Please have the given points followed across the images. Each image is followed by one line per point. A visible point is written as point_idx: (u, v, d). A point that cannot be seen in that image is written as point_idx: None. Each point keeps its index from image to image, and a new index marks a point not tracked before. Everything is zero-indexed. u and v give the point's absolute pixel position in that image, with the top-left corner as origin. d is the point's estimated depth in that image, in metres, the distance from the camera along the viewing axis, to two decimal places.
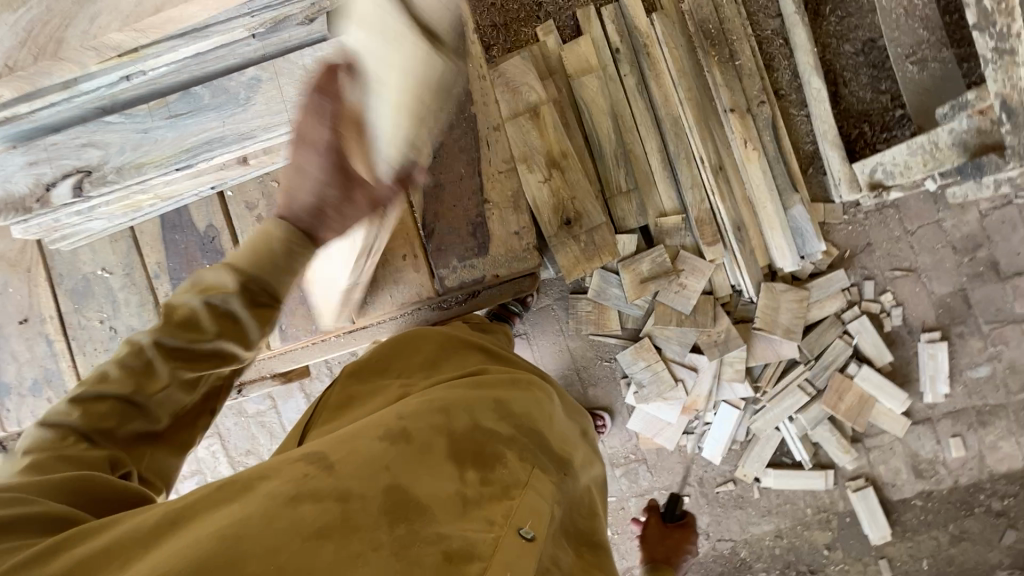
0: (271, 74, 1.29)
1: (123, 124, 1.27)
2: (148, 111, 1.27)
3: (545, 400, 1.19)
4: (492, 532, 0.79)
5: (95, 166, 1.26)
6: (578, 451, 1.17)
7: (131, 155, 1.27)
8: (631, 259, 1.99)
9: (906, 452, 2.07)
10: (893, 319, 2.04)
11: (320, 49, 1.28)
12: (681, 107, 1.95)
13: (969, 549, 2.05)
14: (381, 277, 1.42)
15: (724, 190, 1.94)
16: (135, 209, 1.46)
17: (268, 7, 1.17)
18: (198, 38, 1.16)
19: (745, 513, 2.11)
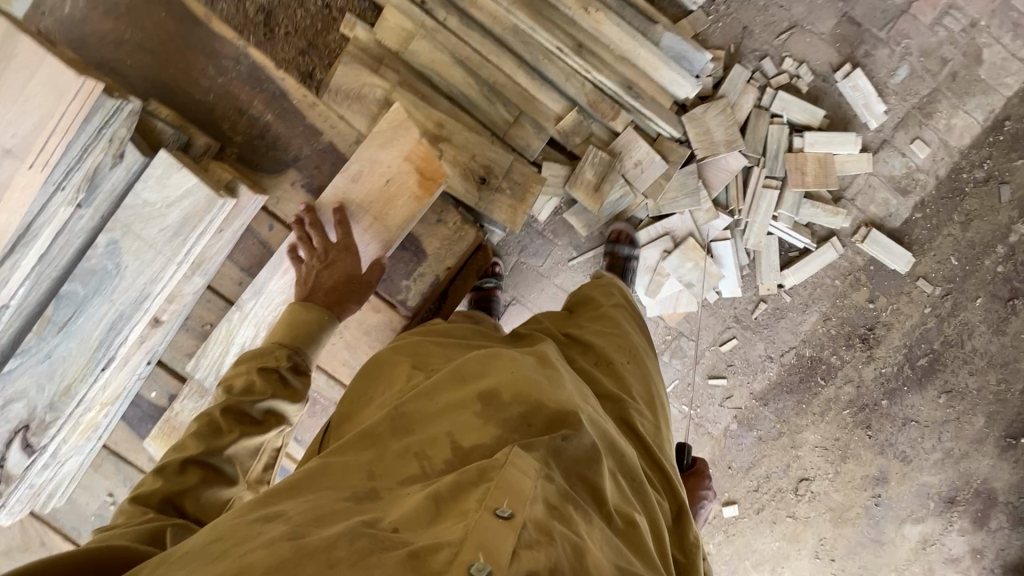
0: (120, 231, 1.30)
1: (24, 362, 1.33)
2: (39, 336, 1.32)
3: (533, 374, 1.18)
4: (465, 522, 0.83)
5: (29, 417, 1.35)
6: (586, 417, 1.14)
7: (53, 383, 1.34)
8: (574, 176, 1.97)
9: (884, 181, 2.12)
10: (805, 78, 2.06)
11: (144, 177, 1.28)
12: (511, 15, 1.90)
13: (981, 224, 2.14)
14: (353, 336, 1.54)
15: (596, 64, 1.92)
16: (95, 426, 1.47)
17: (69, 172, 1.22)
18: (32, 241, 1.25)
19: (789, 319, 2.17)
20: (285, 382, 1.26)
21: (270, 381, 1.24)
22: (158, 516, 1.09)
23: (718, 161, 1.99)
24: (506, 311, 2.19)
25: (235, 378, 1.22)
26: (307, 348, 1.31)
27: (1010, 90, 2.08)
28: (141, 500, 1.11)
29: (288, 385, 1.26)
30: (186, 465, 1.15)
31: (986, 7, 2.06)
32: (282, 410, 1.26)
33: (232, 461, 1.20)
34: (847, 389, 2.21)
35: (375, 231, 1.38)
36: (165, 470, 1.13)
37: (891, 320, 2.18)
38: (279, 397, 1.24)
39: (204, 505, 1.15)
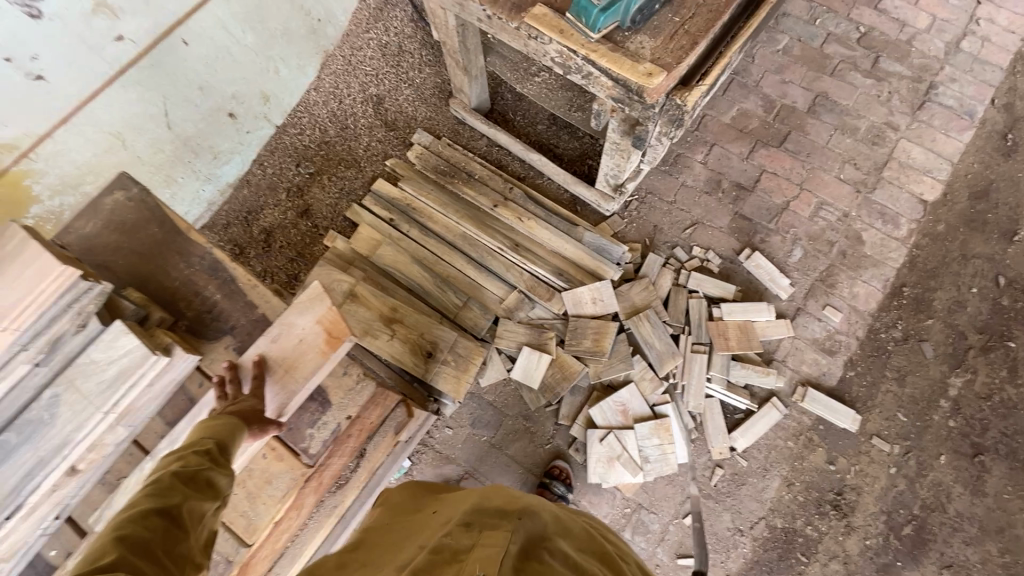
0: None
1: None
2: None
3: (483, 491, 1.25)
4: None
5: None
6: (540, 504, 1.19)
7: None
8: (511, 342, 2.22)
9: (808, 343, 2.29)
10: (713, 261, 2.40)
11: None
12: (459, 224, 2.36)
13: (916, 380, 2.22)
14: (253, 486, 1.46)
15: (531, 257, 2.30)
16: None
17: None
18: None
19: (750, 486, 2.10)
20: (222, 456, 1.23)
21: (201, 454, 1.21)
22: (115, 562, 0.95)
23: (653, 326, 2.18)
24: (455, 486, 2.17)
25: (187, 456, 1.20)
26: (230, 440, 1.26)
27: (896, 262, 2.38)
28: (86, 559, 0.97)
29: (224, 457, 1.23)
30: (146, 515, 1.05)
31: (853, 202, 2.48)
32: (221, 482, 1.20)
33: (190, 517, 1.11)
34: (834, 568, 2.00)
35: (283, 383, 1.43)
36: (121, 524, 1.03)
37: (859, 483, 2.09)
38: (219, 469, 1.21)
39: (168, 558, 1.01)
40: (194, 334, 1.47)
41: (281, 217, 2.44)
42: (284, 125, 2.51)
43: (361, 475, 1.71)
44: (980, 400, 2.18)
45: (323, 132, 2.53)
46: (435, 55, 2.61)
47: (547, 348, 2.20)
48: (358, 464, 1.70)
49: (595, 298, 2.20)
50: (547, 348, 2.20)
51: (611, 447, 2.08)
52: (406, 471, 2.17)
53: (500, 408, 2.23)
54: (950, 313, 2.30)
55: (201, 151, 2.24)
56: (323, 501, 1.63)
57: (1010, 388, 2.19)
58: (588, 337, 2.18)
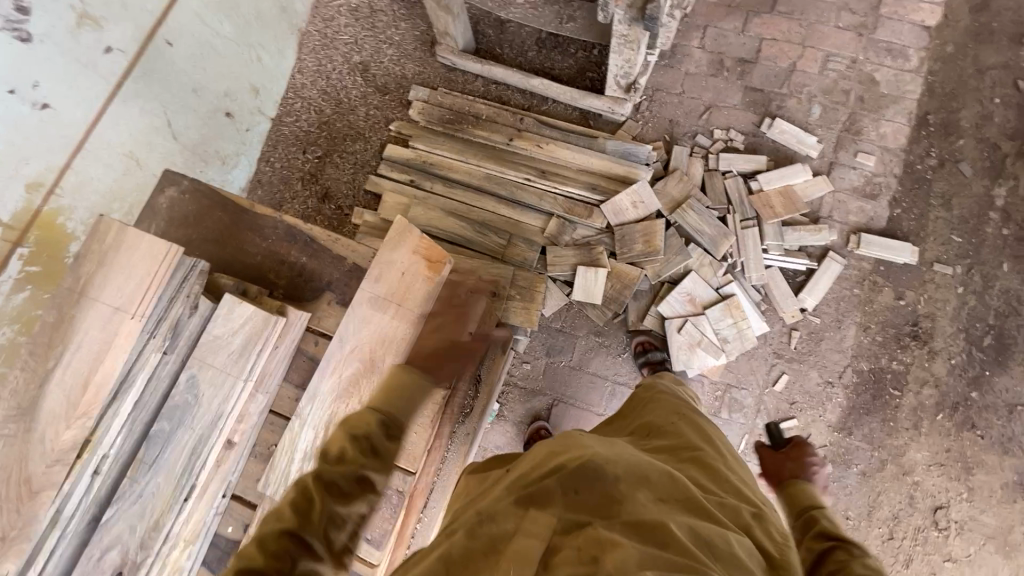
0: None
1: None
2: None
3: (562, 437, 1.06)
4: None
5: None
6: (617, 450, 0.98)
7: None
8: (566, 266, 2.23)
9: (849, 192, 2.29)
10: (737, 139, 2.39)
11: None
12: (482, 167, 2.34)
13: (962, 200, 2.24)
14: None
15: (561, 179, 2.28)
16: None
17: None
18: None
19: (830, 339, 2.14)
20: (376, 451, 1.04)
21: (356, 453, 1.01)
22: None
23: (698, 213, 2.19)
24: (548, 414, 2.22)
25: (344, 446, 1.02)
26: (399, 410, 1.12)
27: (916, 93, 2.37)
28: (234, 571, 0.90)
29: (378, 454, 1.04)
30: (281, 536, 0.92)
31: (858, 46, 2.45)
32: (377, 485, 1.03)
33: (331, 540, 0.95)
34: (927, 393, 2.07)
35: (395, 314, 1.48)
36: (284, 506, 0.96)
37: (931, 310, 2.14)
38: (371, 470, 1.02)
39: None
40: (294, 297, 1.66)
41: (303, 207, 2.45)
42: (279, 117, 2.54)
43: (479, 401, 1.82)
44: None
45: (320, 113, 2.53)
46: (406, 9, 2.54)
47: (600, 262, 2.21)
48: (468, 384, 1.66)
49: (635, 202, 2.20)
50: (601, 261, 2.21)
51: (688, 336, 2.14)
52: (498, 413, 2.24)
53: (570, 332, 2.27)
54: (978, 129, 2.31)
55: (211, 158, 2.26)
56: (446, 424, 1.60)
57: None
58: (639, 241, 2.19)
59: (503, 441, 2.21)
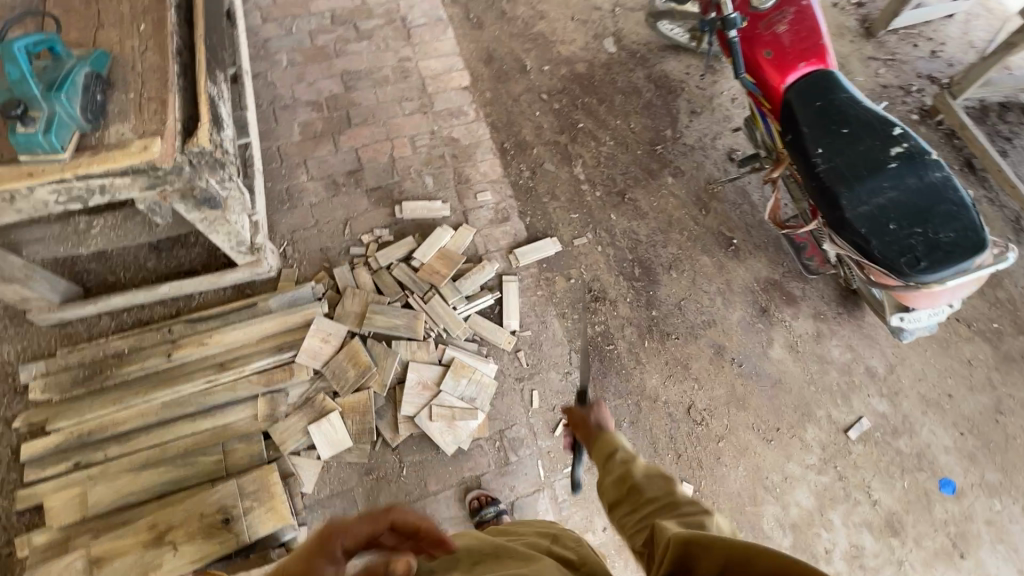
0: None
1: None
2: None
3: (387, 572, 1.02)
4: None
5: None
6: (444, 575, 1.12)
7: None
8: (296, 432, 2.10)
9: (490, 225, 2.68)
10: (384, 233, 2.60)
11: None
12: (152, 399, 2.06)
13: (561, 188, 2.82)
14: None
15: (243, 361, 2.14)
16: None
17: None
18: None
19: (545, 341, 2.44)
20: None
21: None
22: None
23: (383, 313, 2.31)
24: None
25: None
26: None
27: (487, 133, 2.91)
28: None
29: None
30: None
31: (429, 119, 2.91)
32: None
33: None
34: (628, 332, 2.52)
35: None
36: None
37: (592, 274, 2.62)
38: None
39: None
40: None
41: None
42: None
43: None
44: (598, 166, 2.89)
45: None
46: None
47: (327, 408, 2.15)
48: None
49: (324, 338, 2.22)
50: (327, 407, 2.15)
51: (441, 416, 2.19)
52: None
53: (342, 487, 2.11)
54: (540, 136, 2.94)
55: None
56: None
57: (603, 146, 2.94)
58: (349, 368, 2.20)
59: None
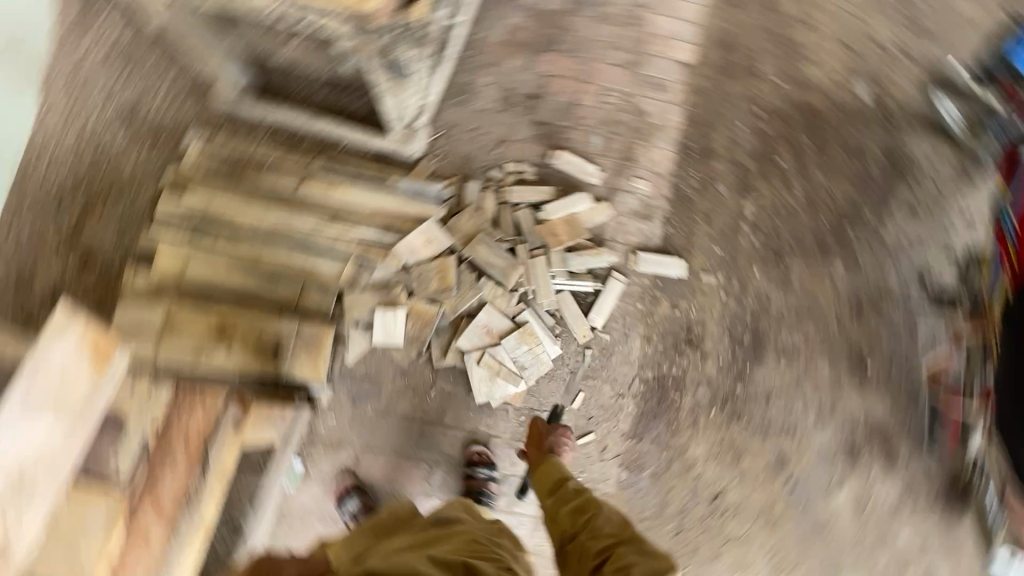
0: None
1: None
2: None
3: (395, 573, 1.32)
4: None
5: None
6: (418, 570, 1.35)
7: None
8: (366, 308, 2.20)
9: (630, 216, 2.50)
10: (528, 170, 2.51)
11: None
12: (266, 215, 2.17)
13: (722, 216, 2.51)
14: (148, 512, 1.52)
15: (352, 222, 2.21)
16: None
17: None
18: None
19: (617, 354, 2.34)
20: None
21: None
22: None
23: (488, 247, 2.27)
24: (360, 463, 2.26)
25: None
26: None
27: (679, 120, 2.57)
28: None
29: None
30: None
31: (631, 78, 2.56)
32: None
33: None
34: (700, 391, 2.37)
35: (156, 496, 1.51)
36: None
37: (700, 316, 2.42)
38: None
39: None
40: None
41: (65, 268, 2.23)
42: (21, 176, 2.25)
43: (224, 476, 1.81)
44: (775, 214, 2.48)
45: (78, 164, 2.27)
46: (167, 57, 2.31)
47: (398, 302, 2.22)
48: (205, 473, 1.70)
49: (426, 241, 2.24)
50: (398, 302, 2.22)
51: (487, 366, 2.22)
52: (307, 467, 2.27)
53: (378, 374, 2.26)
54: (732, 150, 2.53)
55: None
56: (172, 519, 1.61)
57: (794, 195, 2.49)
58: (433, 279, 2.23)
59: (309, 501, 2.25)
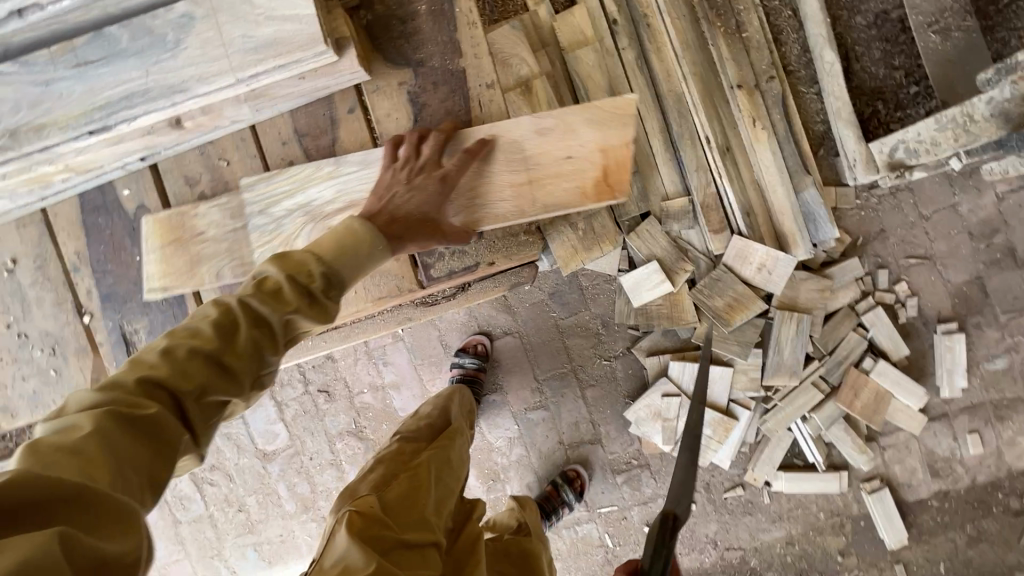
0: (202, 13, 1.17)
1: (20, 73, 1.17)
2: (50, 58, 1.17)
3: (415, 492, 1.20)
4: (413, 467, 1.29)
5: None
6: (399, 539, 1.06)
7: (29, 112, 1.18)
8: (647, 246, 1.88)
9: (922, 451, 1.95)
10: (909, 310, 1.92)
11: None
12: (685, 84, 1.81)
13: (987, 551, 1.95)
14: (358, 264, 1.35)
15: (732, 174, 1.82)
16: (44, 183, 1.34)
17: None
18: None
19: (754, 519, 1.98)
20: (309, 296, 0.93)
21: (298, 294, 0.91)
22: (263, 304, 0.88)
23: (797, 332, 1.82)
24: (497, 337, 2.01)
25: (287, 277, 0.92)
26: (345, 266, 1.01)
27: None
28: (218, 305, 0.87)
29: (314, 300, 0.93)
30: (240, 310, 0.86)
31: None
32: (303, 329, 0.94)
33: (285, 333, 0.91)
34: None
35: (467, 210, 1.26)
36: (201, 325, 0.84)
37: None
38: (306, 317, 0.91)
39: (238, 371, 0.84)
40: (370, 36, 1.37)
41: None
42: None
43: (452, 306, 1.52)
44: None
45: None
46: None
47: (674, 278, 1.87)
48: (454, 294, 1.49)
49: (761, 266, 1.80)
50: (675, 278, 1.87)
51: (666, 407, 1.90)
52: None
53: (588, 298, 1.98)
54: None
55: None
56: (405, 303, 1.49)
57: None
58: (723, 299, 1.83)
59: (447, 316, 2.01)
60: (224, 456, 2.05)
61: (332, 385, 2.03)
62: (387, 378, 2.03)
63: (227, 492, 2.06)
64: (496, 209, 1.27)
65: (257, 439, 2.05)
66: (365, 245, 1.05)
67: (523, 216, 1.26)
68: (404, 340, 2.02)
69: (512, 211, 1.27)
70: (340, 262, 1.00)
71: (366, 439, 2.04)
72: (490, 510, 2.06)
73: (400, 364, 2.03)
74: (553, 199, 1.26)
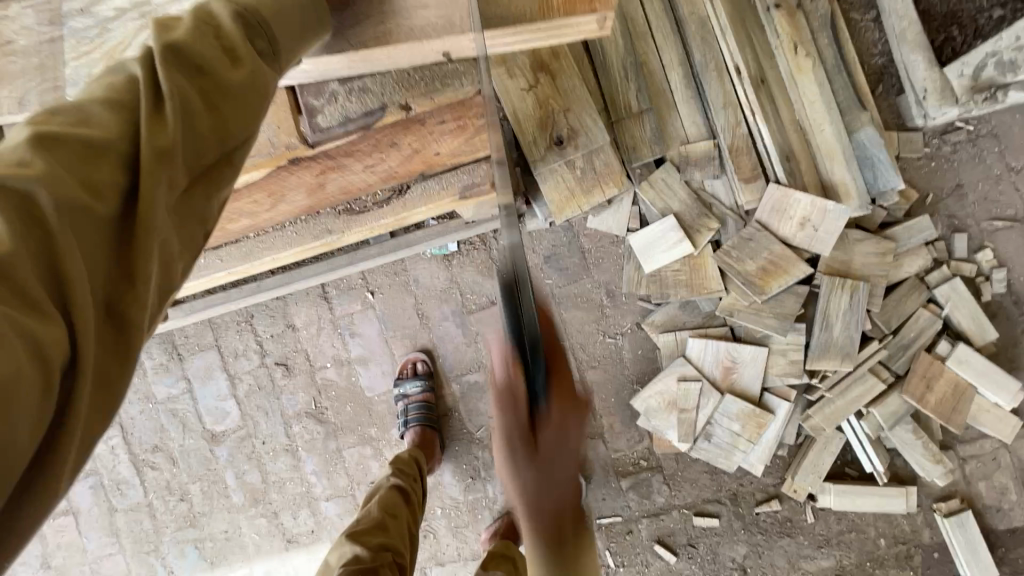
0: None
1: None
2: None
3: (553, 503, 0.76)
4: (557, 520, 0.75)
5: None
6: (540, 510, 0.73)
7: None
8: (663, 199, 1.52)
9: (1015, 466, 1.54)
10: (994, 284, 1.54)
11: None
12: (709, 3, 1.45)
13: None
14: None
15: (771, 112, 1.44)
16: None
17: None
18: None
19: (795, 543, 1.60)
20: (211, 104, 0.56)
21: (188, 97, 0.54)
22: (99, 147, 0.49)
23: (851, 305, 1.45)
24: (481, 308, 1.71)
25: (124, 97, 0.53)
26: (249, 80, 0.59)
27: None
28: (13, 148, 0.46)
29: (216, 113, 0.56)
30: (44, 159, 0.46)
31: None
32: (201, 170, 0.56)
33: (177, 183, 0.53)
34: None
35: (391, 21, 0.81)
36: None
37: None
38: (204, 143, 0.56)
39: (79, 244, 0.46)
40: None
41: None
42: None
43: (385, 220, 1.15)
44: None
45: None
46: None
47: (695, 238, 1.51)
48: (389, 202, 1.13)
49: (805, 221, 1.44)
50: (696, 237, 1.51)
51: (684, 396, 1.55)
52: (446, 253, 1.69)
53: (590, 263, 1.66)
54: None
55: None
56: (318, 213, 1.10)
57: None
58: (755, 263, 1.47)
59: (424, 280, 1.71)
60: (168, 435, 1.78)
61: (291, 357, 1.75)
62: (354, 353, 1.75)
63: (170, 478, 1.79)
64: (413, 21, 0.82)
65: (205, 418, 1.78)
66: (250, 64, 0.60)
67: (457, 33, 0.82)
68: (375, 308, 1.73)
69: (438, 23, 0.82)
70: (223, 84, 0.57)
71: (328, 422, 1.75)
72: (469, 515, 1.73)
73: (371, 336, 1.74)
74: (499, 11, 0.81)
